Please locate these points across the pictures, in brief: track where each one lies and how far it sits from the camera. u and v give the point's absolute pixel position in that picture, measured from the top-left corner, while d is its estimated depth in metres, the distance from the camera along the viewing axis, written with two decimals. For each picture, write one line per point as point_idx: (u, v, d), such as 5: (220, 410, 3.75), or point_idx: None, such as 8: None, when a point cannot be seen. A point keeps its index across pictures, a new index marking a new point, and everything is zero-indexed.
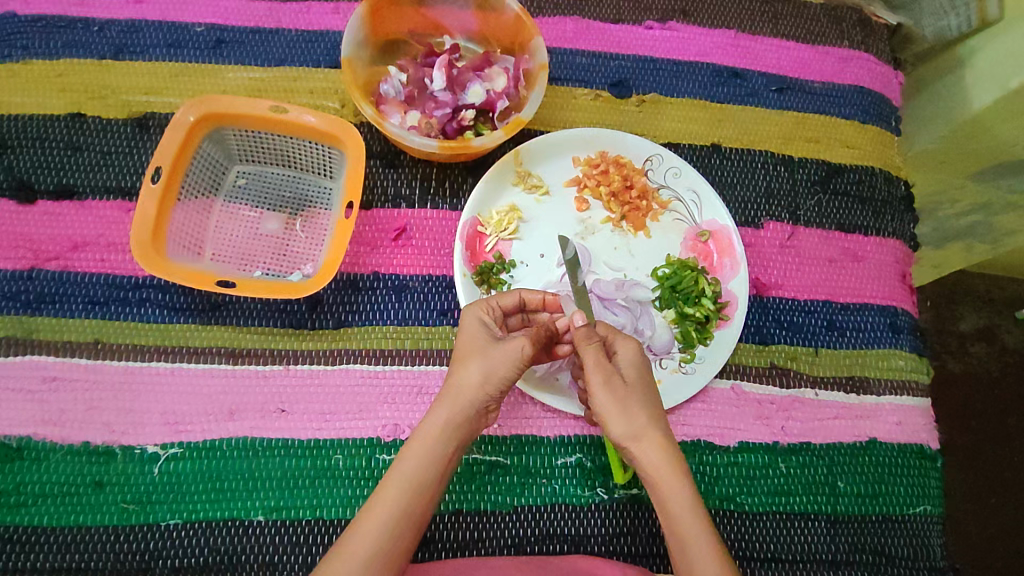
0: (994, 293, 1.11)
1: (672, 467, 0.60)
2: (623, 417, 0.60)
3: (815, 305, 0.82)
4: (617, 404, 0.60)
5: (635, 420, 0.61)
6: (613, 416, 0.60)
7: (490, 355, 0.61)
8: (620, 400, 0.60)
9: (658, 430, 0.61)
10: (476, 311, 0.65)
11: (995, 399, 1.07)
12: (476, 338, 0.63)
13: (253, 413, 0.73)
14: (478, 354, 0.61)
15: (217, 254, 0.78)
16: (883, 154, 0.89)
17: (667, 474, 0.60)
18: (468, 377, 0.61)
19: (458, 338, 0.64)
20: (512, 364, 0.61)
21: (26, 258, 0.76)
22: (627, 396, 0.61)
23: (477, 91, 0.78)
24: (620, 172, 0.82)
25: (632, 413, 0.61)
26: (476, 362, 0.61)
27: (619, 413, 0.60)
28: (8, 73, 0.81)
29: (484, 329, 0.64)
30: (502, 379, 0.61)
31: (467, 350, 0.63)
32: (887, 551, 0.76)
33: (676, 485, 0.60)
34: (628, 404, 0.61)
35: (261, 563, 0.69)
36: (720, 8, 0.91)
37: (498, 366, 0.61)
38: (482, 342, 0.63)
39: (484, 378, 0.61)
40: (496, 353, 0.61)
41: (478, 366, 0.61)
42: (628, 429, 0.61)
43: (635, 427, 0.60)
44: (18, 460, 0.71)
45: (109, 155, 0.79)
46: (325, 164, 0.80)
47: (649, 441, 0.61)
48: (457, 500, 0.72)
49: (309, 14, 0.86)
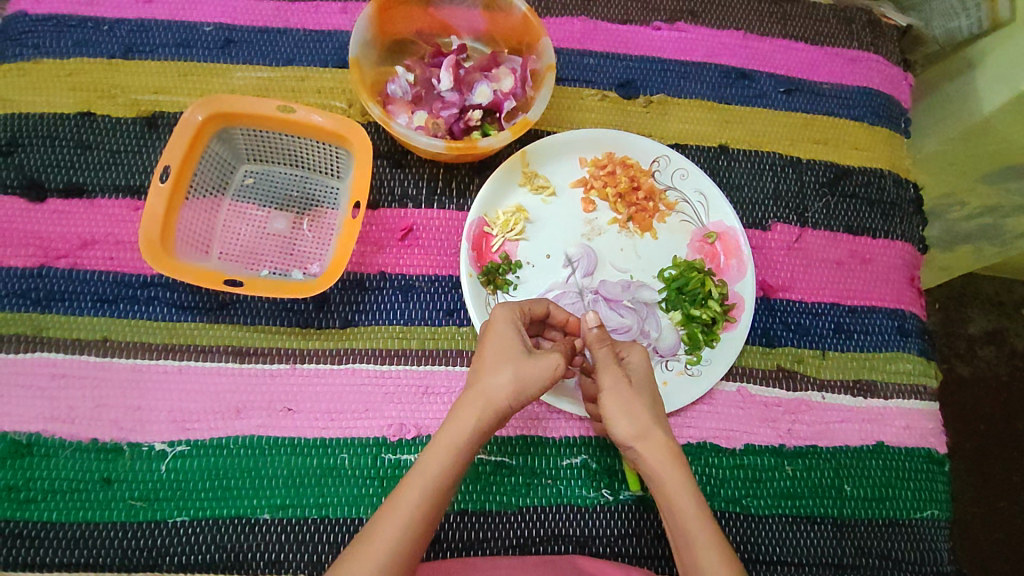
0: (1004, 296, 1.10)
1: (678, 464, 0.61)
2: (629, 417, 0.61)
3: (822, 308, 0.82)
4: (625, 403, 0.62)
5: (642, 419, 0.62)
6: (619, 417, 0.61)
7: (524, 367, 0.61)
8: (627, 401, 0.62)
9: (663, 431, 0.62)
10: (512, 317, 0.65)
11: (1004, 403, 1.06)
12: (508, 346, 0.63)
13: (259, 411, 0.73)
14: (510, 362, 0.62)
15: (224, 253, 0.78)
16: (892, 156, 0.88)
17: (677, 471, 0.60)
18: (498, 384, 0.61)
19: (490, 340, 0.64)
20: (544, 380, 0.61)
21: (36, 256, 0.76)
22: (634, 397, 0.62)
23: (483, 91, 0.79)
24: (626, 172, 0.81)
25: (639, 413, 0.62)
26: (507, 370, 0.61)
27: (625, 413, 0.61)
28: (18, 72, 0.81)
29: (516, 336, 0.64)
30: (531, 394, 0.61)
31: (499, 356, 0.62)
32: (893, 556, 0.76)
33: (682, 483, 0.60)
34: (634, 405, 0.62)
35: (267, 561, 0.70)
36: (729, 8, 0.90)
37: (531, 379, 0.61)
38: (513, 351, 0.62)
39: (515, 388, 0.61)
40: (530, 366, 0.61)
41: (510, 376, 0.61)
42: (637, 428, 0.61)
43: (643, 426, 0.61)
44: (28, 455, 0.71)
45: (117, 154, 0.80)
46: (333, 164, 0.80)
47: (656, 440, 0.61)
48: (461, 500, 0.73)
49: (318, 14, 0.86)
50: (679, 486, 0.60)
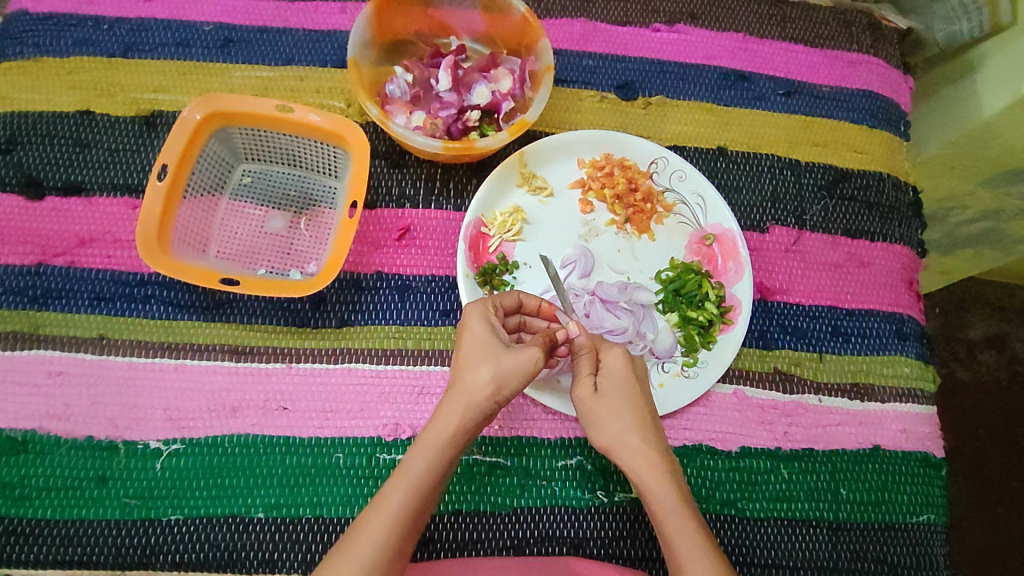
0: (1005, 301, 1.10)
1: (652, 470, 0.61)
2: (598, 428, 0.63)
3: (820, 310, 0.82)
4: (592, 416, 0.63)
5: (611, 428, 0.62)
6: (591, 428, 0.64)
7: (502, 361, 0.61)
8: (594, 413, 0.63)
9: (637, 435, 0.62)
10: (485, 313, 0.65)
11: (1004, 408, 1.06)
12: (486, 343, 0.62)
13: (255, 411, 0.73)
14: (489, 359, 0.61)
15: (222, 252, 0.78)
16: (892, 159, 0.88)
17: (649, 475, 0.60)
18: (479, 380, 0.61)
19: (465, 338, 0.64)
20: (523, 372, 0.61)
21: (33, 253, 0.76)
22: (601, 406, 0.63)
23: (482, 92, 0.79)
24: (624, 174, 0.81)
25: (607, 422, 0.63)
26: (488, 366, 0.61)
27: (594, 425, 0.63)
28: (19, 71, 0.82)
29: (491, 332, 0.63)
30: (512, 386, 0.61)
31: (477, 353, 0.62)
32: (889, 560, 0.76)
33: (658, 489, 0.60)
34: (601, 415, 0.63)
35: (261, 560, 0.70)
36: (729, 10, 0.90)
37: (510, 372, 0.61)
38: (489, 346, 0.62)
39: (495, 384, 0.60)
40: (510, 359, 0.61)
41: (489, 371, 0.61)
42: (607, 438, 0.63)
43: (612, 436, 0.62)
44: (23, 453, 0.71)
45: (116, 152, 0.80)
46: (330, 163, 0.80)
47: (630, 447, 0.62)
48: (455, 501, 0.72)
49: (317, 14, 0.86)
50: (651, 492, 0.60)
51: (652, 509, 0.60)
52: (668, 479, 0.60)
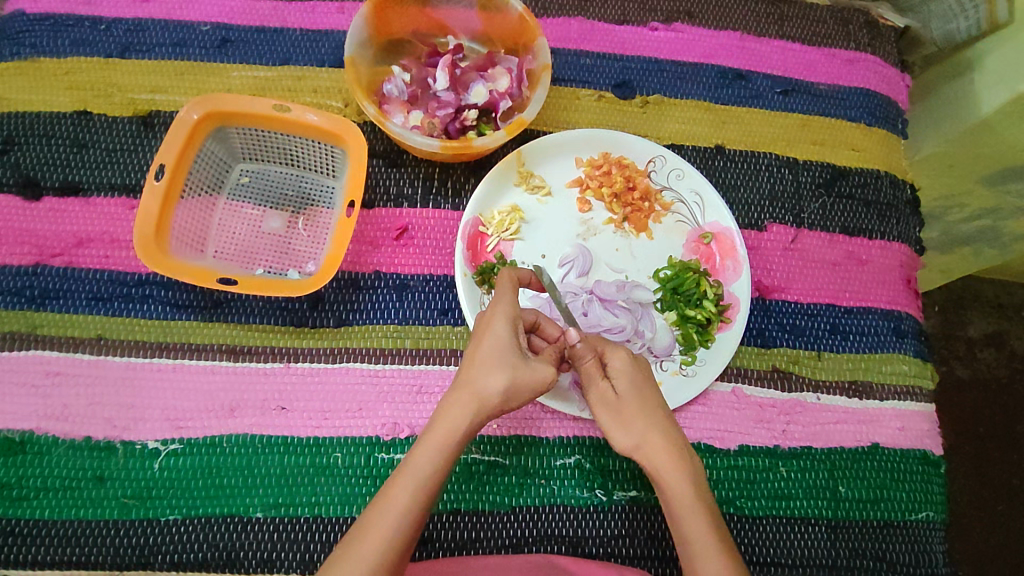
0: (1004, 299, 1.10)
1: (675, 471, 0.60)
2: (621, 428, 0.63)
3: (818, 309, 0.82)
4: (614, 416, 0.63)
5: (634, 430, 0.62)
6: (614, 429, 0.63)
7: (518, 376, 0.59)
8: (617, 413, 0.63)
9: (660, 435, 0.62)
10: (512, 318, 0.61)
11: (1003, 406, 1.06)
12: (505, 349, 0.60)
13: (253, 410, 0.73)
14: (507, 368, 0.59)
15: (219, 252, 0.78)
16: (889, 157, 0.88)
17: (671, 475, 0.60)
18: (492, 387, 0.59)
19: (485, 339, 0.61)
20: (535, 389, 0.61)
21: (31, 254, 0.76)
22: (623, 408, 0.63)
23: (479, 91, 0.79)
24: (622, 172, 0.81)
25: (631, 423, 0.62)
26: (503, 374, 0.59)
27: (617, 425, 0.63)
28: (16, 71, 0.82)
29: (513, 339, 0.60)
30: (520, 398, 0.61)
31: (494, 358, 0.60)
32: (888, 558, 0.76)
33: (681, 490, 0.60)
34: (624, 416, 0.63)
35: (260, 559, 0.70)
36: (726, 9, 0.90)
37: (524, 386, 0.60)
38: (508, 353, 0.60)
39: (507, 393, 0.60)
40: (527, 374, 0.60)
41: (505, 381, 0.59)
42: (631, 438, 0.62)
43: (636, 437, 0.62)
44: (20, 453, 0.71)
45: (114, 153, 0.80)
46: (328, 163, 0.80)
47: (653, 447, 0.61)
48: (454, 500, 0.72)
49: (314, 13, 0.86)
50: (674, 492, 0.60)
51: (671, 509, 0.61)
52: (689, 481, 0.60)
